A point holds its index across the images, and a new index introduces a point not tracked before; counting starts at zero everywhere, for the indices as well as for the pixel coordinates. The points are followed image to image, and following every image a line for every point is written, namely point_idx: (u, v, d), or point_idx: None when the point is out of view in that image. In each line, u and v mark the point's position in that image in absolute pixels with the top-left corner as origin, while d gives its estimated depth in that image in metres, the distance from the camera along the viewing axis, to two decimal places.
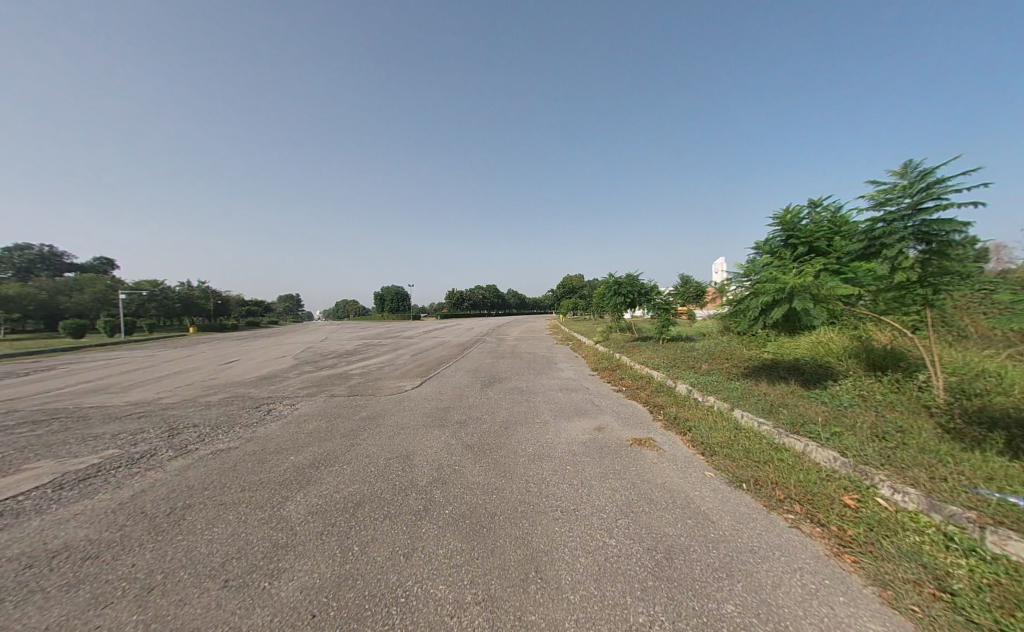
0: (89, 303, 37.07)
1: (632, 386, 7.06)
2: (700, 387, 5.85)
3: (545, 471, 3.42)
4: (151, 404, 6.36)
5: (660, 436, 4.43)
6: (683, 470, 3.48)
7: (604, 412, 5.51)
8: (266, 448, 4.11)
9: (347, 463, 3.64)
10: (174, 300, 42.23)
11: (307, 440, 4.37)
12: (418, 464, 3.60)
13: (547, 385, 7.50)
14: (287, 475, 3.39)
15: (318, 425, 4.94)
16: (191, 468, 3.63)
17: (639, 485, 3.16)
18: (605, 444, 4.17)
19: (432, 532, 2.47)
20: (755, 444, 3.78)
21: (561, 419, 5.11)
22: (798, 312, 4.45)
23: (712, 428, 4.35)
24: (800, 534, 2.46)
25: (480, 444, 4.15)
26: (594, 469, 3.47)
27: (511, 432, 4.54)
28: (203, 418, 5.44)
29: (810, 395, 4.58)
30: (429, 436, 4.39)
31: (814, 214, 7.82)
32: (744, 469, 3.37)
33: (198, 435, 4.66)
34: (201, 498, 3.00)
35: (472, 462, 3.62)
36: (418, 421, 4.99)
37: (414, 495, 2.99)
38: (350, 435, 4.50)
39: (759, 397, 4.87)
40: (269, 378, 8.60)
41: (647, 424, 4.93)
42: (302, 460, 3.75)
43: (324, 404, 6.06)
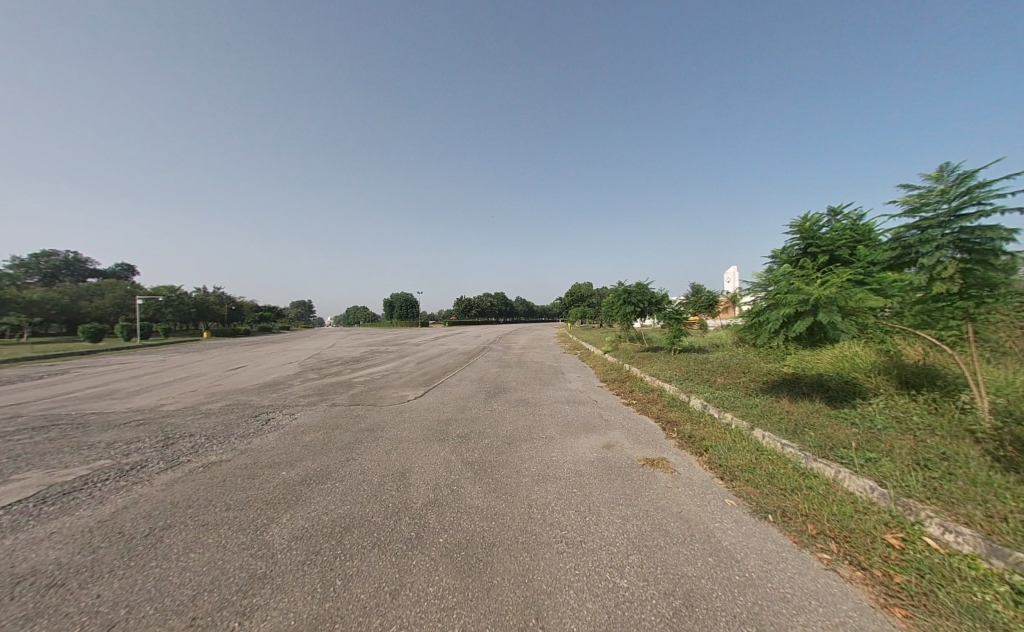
0: (108, 308, 38.11)
1: (643, 400, 6.75)
2: (716, 403, 5.52)
3: (550, 494, 3.16)
4: (152, 411, 6.29)
5: (675, 456, 4.13)
6: (701, 497, 3.19)
7: (613, 428, 5.23)
8: (259, 462, 3.94)
9: (340, 481, 3.44)
10: (189, 305, 43.13)
11: (302, 453, 4.19)
12: (414, 483, 3.38)
13: (554, 397, 7.22)
14: (276, 493, 3.20)
15: (315, 437, 4.76)
16: (179, 482, 3.48)
17: (653, 514, 2.88)
18: (615, 464, 3.89)
19: (423, 566, 2.24)
20: (780, 470, 3.46)
21: (568, 435, 4.84)
22: (822, 324, 4.14)
23: (731, 450, 4.04)
24: (839, 579, 2.17)
25: (481, 461, 3.92)
26: (603, 494, 3.20)
27: (515, 449, 4.29)
28: (200, 427, 5.32)
29: (838, 415, 4.24)
30: (428, 451, 4.17)
31: (835, 221, 7.49)
32: (768, 498, 3.08)
33: (192, 445, 4.53)
34: (182, 518, 2.83)
35: (471, 482, 3.39)
36: (417, 434, 4.78)
37: (406, 520, 2.76)
38: (346, 448, 4.31)
39: (781, 415, 4.55)
40: (272, 385, 8.52)
41: (660, 441, 4.63)
42: (294, 477, 3.56)
43: (324, 414, 5.91)
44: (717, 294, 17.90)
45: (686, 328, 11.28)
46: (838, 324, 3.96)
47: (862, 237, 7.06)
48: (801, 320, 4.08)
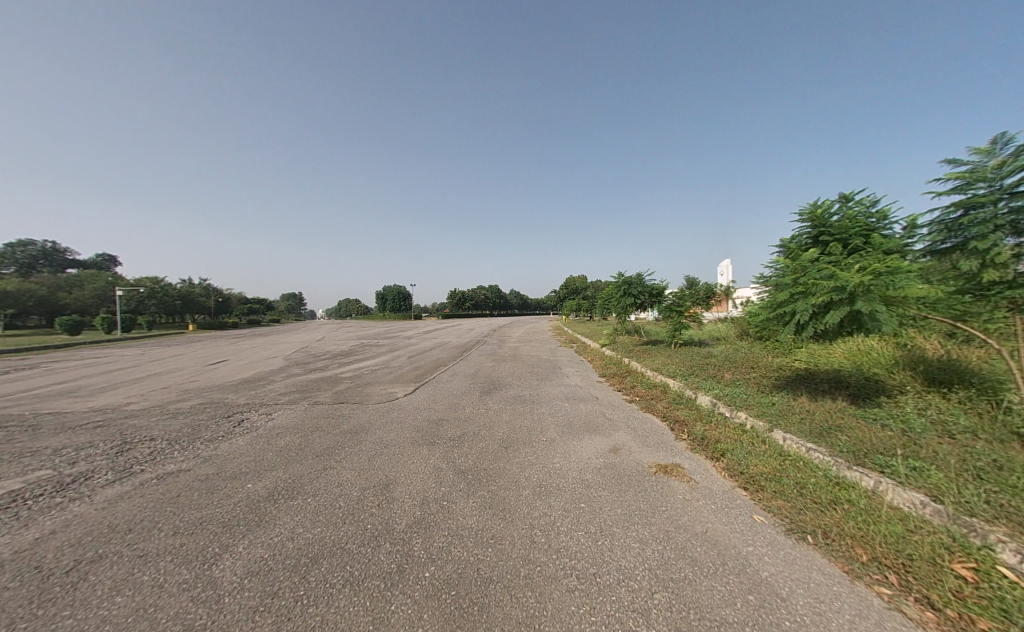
0: (89, 300, 36.87)
1: (646, 396, 6.38)
2: (727, 401, 5.15)
3: (555, 512, 2.74)
4: (116, 411, 5.74)
5: (689, 462, 3.74)
6: (727, 513, 2.79)
7: (618, 429, 4.83)
8: (222, 473, 3.45)
9: (314, 495, 2.99)
10: (173, 297, 41.80)
11: (273, 461, 3.71)
12: (398, 498, 2.93)
13: (553, 394, 6.82)
14: (237, 513, 2.75)
15: (290, 441, 4.29)
16: (125, 498, 2.99)
17: (675, 536, 2.47)
18: (624, 472, 3.49)
19: (404, 612, 1.81)
20: (811, 480, 3.09)
21: (570, 437, 4.43)
22: (855, 314, 3.78)
23: (751, 455, 3.65)
24: (911, 623, 1.79)
25: (475, 469, 3.49)
26: (615, 510, 2.79)
27: (513, 453, 3.88)
28: (164, 429, 4.80)
29: (865, 416, 3.89)
30: (415, 458, 3.73)
31: (846, 208, 7.13)
32: (804, 513, 2.71)
33: (150, 452, 4.03)
34: (117, 547, 2.35)
35: (464, 497, 2.96)
36: (405, 438, 4.33)
37: (386, 548, 2.32)
38: (324, 454, 3.85)
39: (801, 415, 4.19)
40: (252, 381, 7.99)
41: (670, 444, 4.26)
42: (260, 490, 3.10)
43: (304, 414, 5.42)
44: (714, 288, 17.60)
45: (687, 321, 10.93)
46: (875, 314, 3.60)
47: (877, 223, 6.71)
48: (834, 310, 3.71)
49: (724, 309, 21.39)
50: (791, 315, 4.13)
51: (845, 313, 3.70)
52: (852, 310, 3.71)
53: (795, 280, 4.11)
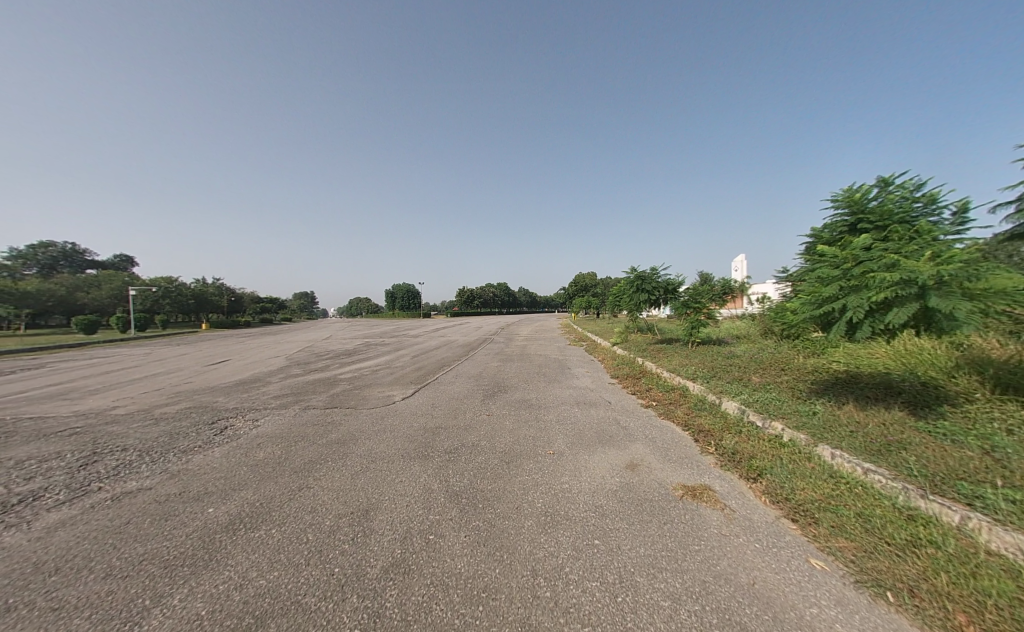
0: (107, 300, 37.73)
1: (664, 401, 5.84)
2: (758, 408, 4.58)
3: (563, 553, 2.25)
4: (99, 416, 5.44)
5: (720, 483, 3.20)
6: (775, 555, 2.25)
7: (635, 440, 4.31)
8: (187, 493, 3.06)
9: (281, 525, 2.56)
10: (186, 297, 42.36)
11: (245, 478, 3.30)
12: (376, 530, 2.47)
13: (561, 398, 6.32)
14: (186, 549, 2.33)
15: (270, 453, 3.88)
16: (67, 526, 2.60)
17: (714, 590, 1.95)
18: (645, 496, 2.97)
19: None
20: (877, 513, 2.54)
21: (581, 449, 3.93)
22: (926, 312, 3.24)
23: (796, 476, 3.10)
24: None
25: (470, 491, 3.01)
26: (637, 550, 2.28)
27: (515, 470, 3.40)
28: (141, 438, 4.45)
29: (930, 431, 3.29)
30: (404, 476, 3.27)
31: (888, 191, 6.44)
32: (876, 559, 2.16)
33: (116, 465, 3.66)
34: (32, 595, 1.95)
35: (455, 529, 2.48)
36: (396, 449, 3.89)
37: (350, 605, 1.85)
38: (303, 470, 3.42)
39: (849, 428, 3.60)
40: (248, 382, 7.69)
41: (696, 459, 3.73)
42: (221, 517, 2.67)
43: (292, 420, 5.03)
44: (731, 283, 16.81)
45: (705, 318, 10.29)
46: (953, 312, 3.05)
47: (924, 208, 6.05)
48: (897, 308, 3.22)
49: (739, 305, 20.53)
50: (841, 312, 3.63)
51: (915, 309, 3.16)
52: (922, 306, 3.16)
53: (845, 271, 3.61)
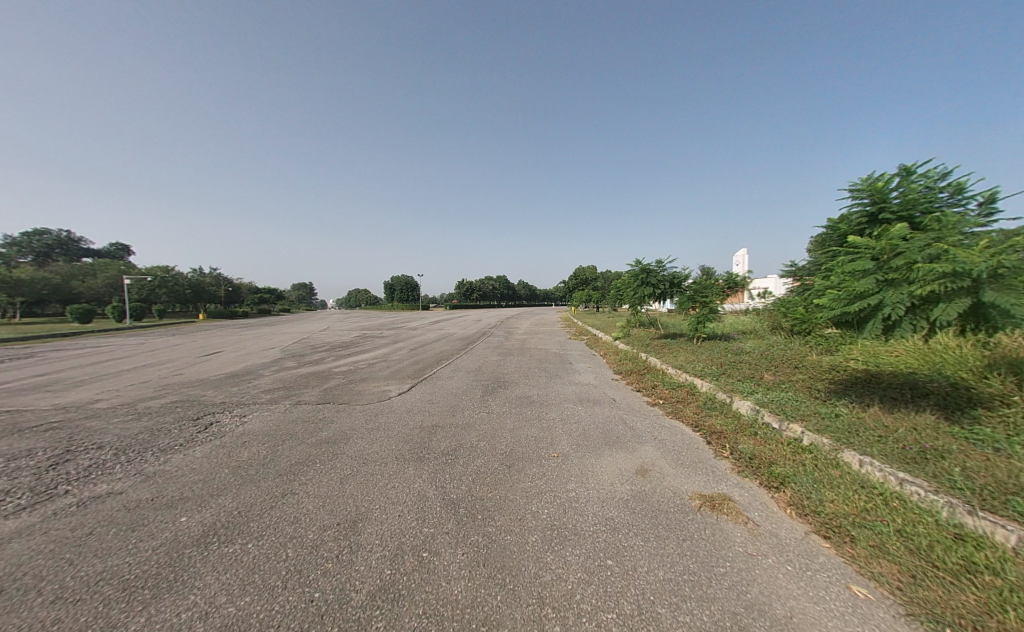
0: (103, 289, 37.35)
1: (671, 399, 5.59)
2: (774, 409, 4.33)
3: (572, 576, 1.99)
4: (79, 410, 5.18)
5: (739, 492, 2.96)
6: (812, 582, 2.00)
7: (644, 442, 4.06)
8: (159, 499, 2.80)
9: (258, 538, 2.30)
10: (183, 286, 41.94)
11: (225, 482, 3.04)
12: (364, 545, 2.22)
13: (563, 394, 6.07)
14: (149, 567, 2.07)
15: (254, 453, 3.63)
16: (21, 537, 2.34)
17: (748, 626, 1.70)
18: (659, 506, 2.73)
19: None
20: (921, 531, 2.29)
21: (587, 452, 3.67)
22: (977, 309, 2.97)
23: (823, 485, 2.86)
24: None
25: (469, 499, 2.76)
26: (656, 574, 2.02)
27: (517, 475, 3.15)
28: (120, 434, 4.19)
29: (967, 437, 3.06)
30: (396, 482, 3.02)
31: (911, 180, 6.13)
32: (928, 588, 1.91)
33: (88, 466, 3.40)
34: None
35: (452, 545, 2.23)
36: (389, 450, 3.64)
37: None
38: (288, 473, 3.16)
39: (878, 433, 3.36)
40: (239, 375, 7.42)
41: (710, 464, 3.49)
42: (193, 529, 2.41)
43: (282, 416, 4.77)
44: (736, 277, 16.46)
45: (711, 312, 10.00)
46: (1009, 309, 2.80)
47: (950, 197, 5.77)
48: (945, 303, 3.02)
49: (742, 300, 20.21)
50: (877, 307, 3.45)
51: (966, 306, 2.90)
52: (973, 302, 2.90)
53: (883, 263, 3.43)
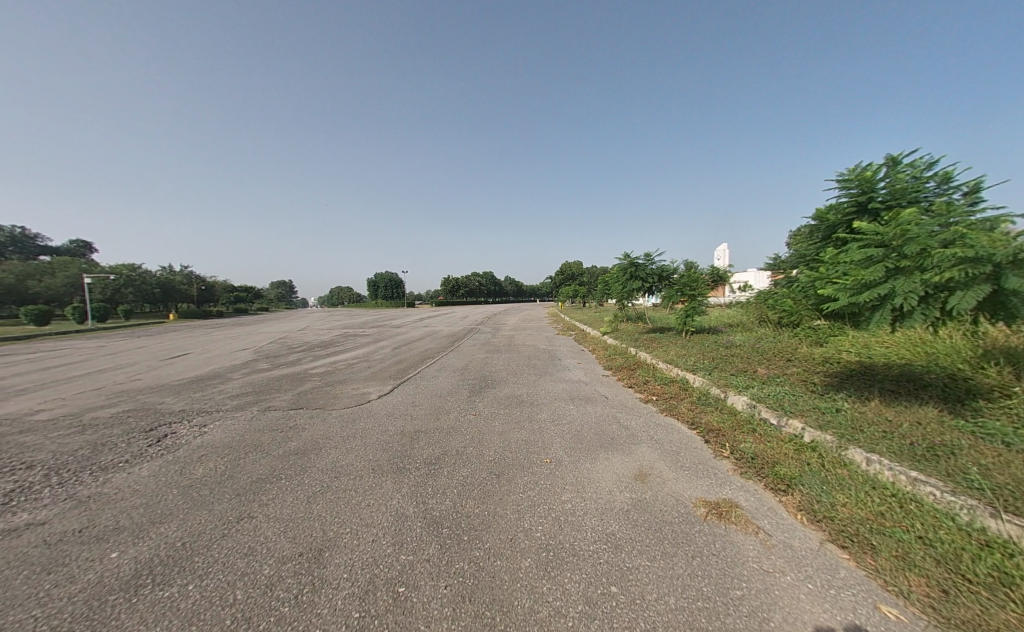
0: (63, 289, 35.15)
1: (664, 395, 5.42)
2: (771, 404, 4.18)
3: (574, 610, 1.72)
4: (14, 423, 4.60)
5: (746, 497, 2.75)
6: (837, 603, 1.79)
7: (640, 442, 3.84)
8: (88, 530, 2.38)
9: (202, 577, 1.94)
10: (151, 285, 39.85)
11: (172, 506, 2.64)
12: (329, 581, 1.89)
13: (554, 393, 5.81)
14: (58, 622, 1.68)
15: (212, 469, 3.23)
16: None
17: None
18: (663, 516, 2.48)
19: None
20: (945, 539, 2.12)
21: (581, 457, 3.42)
22: (995, 297, 2.88)
23: (834, 488, 2.69)
24: None
25: (453, 516, 2.46)
26: (667, 602, 1.77)
27: (507, 486, 2.86)
28: (56, 451, 3.69)
29: (975, 431, 2.94)
30: (372, 499, 2.69)
31: (900, 169, 6.12)
32: (966, 606, 1.72)
33: (11, 490, 2.93)
34: None
35: (433, 576, 1.93)
36: (365, 461, 3.30)
37: None
38: (248, 492, 2.79)
39: (882, 428, 3.23)
40: (204, 379, 6.87)
41: (712, 465, 3.29)
42: (123, 568, 2.03)
43: (247, 425, 4.34)
44: (722, 268, 16.49)
45: (699, 305, 9.93)
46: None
47: (937, 187, 5.78)
48: (962, 290, 2.91)
49: (723, 295, 20.47)
50: (888, 297, 3.32)
51: (985, 293, 2.80)
52: (992, 290, 2.81)
53: (894, 251, 3.33)
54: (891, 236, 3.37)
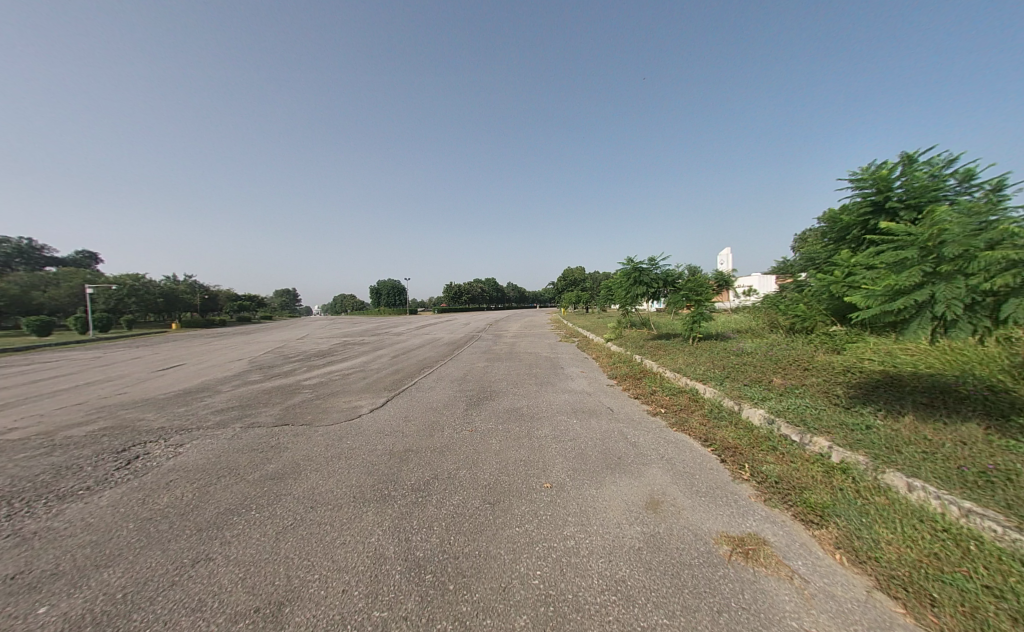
0: (67, 300, 35.30)
1: (673, 407, 5.09)
2: (791, 419, 3.85)
3: None
4: None
5: (774, 531, 2.41)
6: None
7: (650, 462, 3.51)
8: (20, 577, 2.08)
9: None
10: (154, 294, 39.92)
11: (123, 545, 2.34)
12: None
13: (556, 405, 5.50)
14: None
15: (178, 498, 2.92)
16: None
17: None
18: (679, 557, 2.15)
19: None
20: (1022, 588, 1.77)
21: (585, 480, 3.10)
22: None
23: (877, 521, 2.35)
24: None
25: (439, 558, 2.14)
26: None
27: (502, 518, 2.54)
28: (16, 475, 3.41)
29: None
30: (349, 535, 2.37)
31: (918, 167, 5.81)
32: None
33: None
34: None
35: None
36: (347, 488, 2.98)
37: None
38: (210, 529, 2.48)
39: (921, 449, 2.89)
40: (191, 392, 6.59)
41: (731, 490, 2.96)
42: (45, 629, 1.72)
43: (225, 445, 4.04)
44: (728, 273, 16.13)
45: (706, 311, 9.59)
46: None
47: (959, 186, 5.47)
48: (1016, 298, 2.60)
49: (728, 299, 20.09)
50: (926, 303, 3.00)
51: None
52: None
53: (930, 253, 3.02)
54: (927, 234, 3.05)
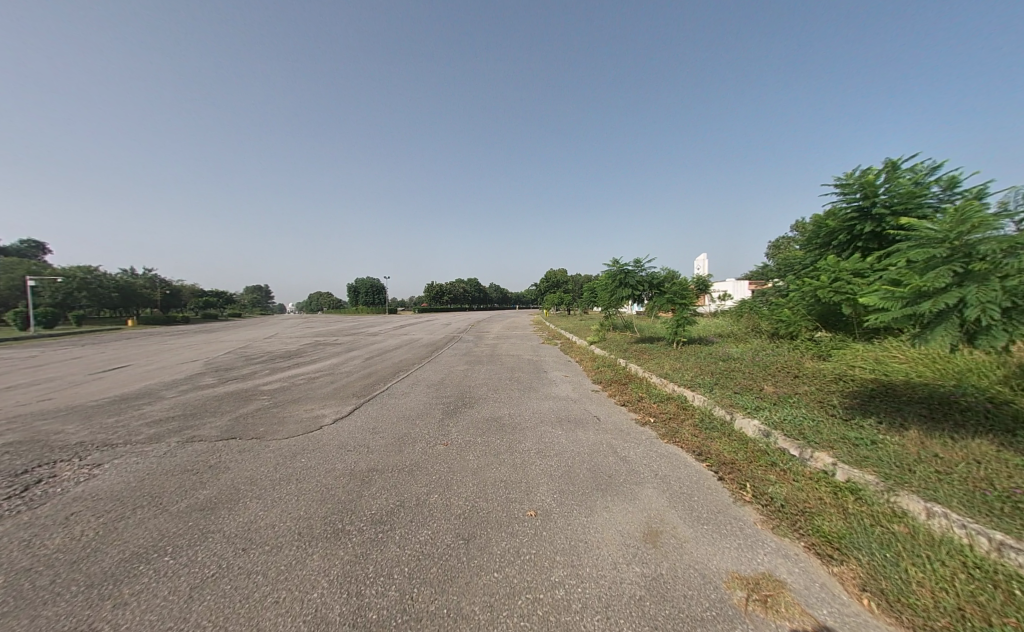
0: (8, 292, 32.41)
1: (662, 416, 4.81)
2: (788, 431, 3.62)
3: None
4: None
5: (790, 569, 2.10)
6: None
7: (643, 481, 3.18)
8: None
9: None
10: (109, 287, 37.11)
11: None
12: None
13: (539, 413, 5.13)
14: None
15: (75, 537, 2.36)
16: None
17: None
18: (690, 611, 1.79)
19: None
20: None
21: (574, 506, 2.73)
22: None
23: (904, 556, 2.07)
24: None
25: (396, 620, 1.71)
26: None
27: (477, 560, 2.13)
28: None
29: None
30: (286, 588, 1.90)
31: (904, 173, 5.79)
32: None
33: None
34: None
35: None
36: (293, 522, 2.49)
37: None
38: (104, 583, 1.95)
39: (934, 468, 2.68)
40: (129, 398, 5.84)
41: (735, 515, 2.65)
42: None
43: (155, 464, 3.45)
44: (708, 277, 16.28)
45: (689, 315, 9.47)
46: None
47: (942, 193, 5.48)
48: None
49: (707, 303, 20.36)
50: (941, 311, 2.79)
51: None
52: None
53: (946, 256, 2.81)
54: (952, 232, 2.85)
